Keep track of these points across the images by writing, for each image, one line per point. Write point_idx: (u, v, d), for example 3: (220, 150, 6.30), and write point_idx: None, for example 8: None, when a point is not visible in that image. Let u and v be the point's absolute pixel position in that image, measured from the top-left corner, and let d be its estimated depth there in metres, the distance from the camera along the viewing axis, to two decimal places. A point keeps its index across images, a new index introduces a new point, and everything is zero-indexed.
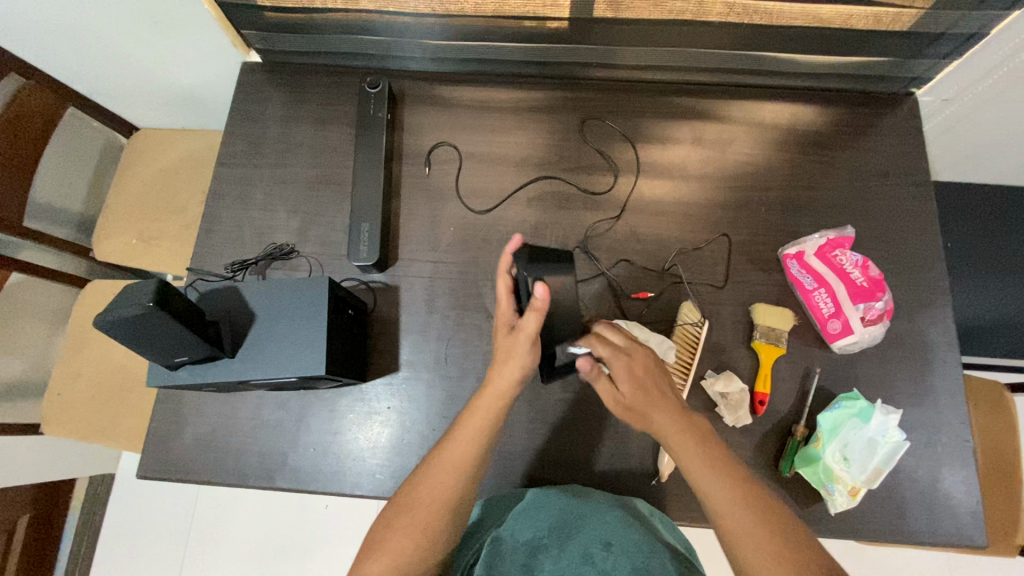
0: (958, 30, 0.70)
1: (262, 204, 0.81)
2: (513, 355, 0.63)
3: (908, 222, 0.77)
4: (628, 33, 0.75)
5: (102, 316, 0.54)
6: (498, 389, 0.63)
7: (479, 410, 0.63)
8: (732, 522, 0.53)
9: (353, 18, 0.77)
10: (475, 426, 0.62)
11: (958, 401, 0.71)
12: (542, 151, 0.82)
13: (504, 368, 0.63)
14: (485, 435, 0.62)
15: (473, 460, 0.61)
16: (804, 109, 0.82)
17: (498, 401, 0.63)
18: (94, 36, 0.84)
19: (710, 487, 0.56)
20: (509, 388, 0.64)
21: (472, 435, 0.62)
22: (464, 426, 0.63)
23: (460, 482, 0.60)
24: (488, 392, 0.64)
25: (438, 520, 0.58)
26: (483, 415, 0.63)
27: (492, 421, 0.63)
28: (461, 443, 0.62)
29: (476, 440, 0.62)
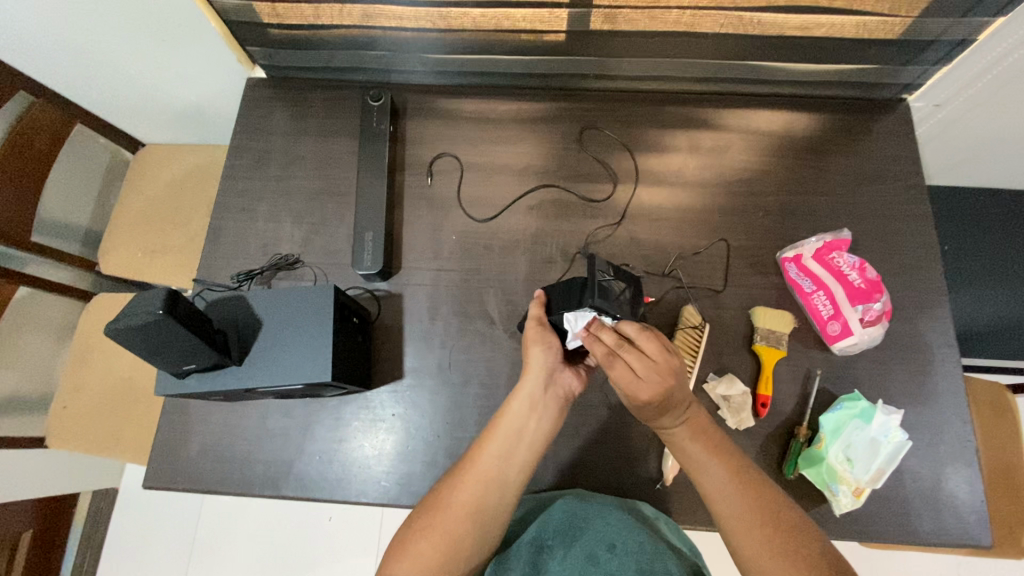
0: (947, 37, 0.71)
1: (267, 215, 0.82)
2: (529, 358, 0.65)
3: (903, 224, 0.79)
4: (626, 44, 0.77)
5: (112, 324, 0.54)
6: (540, 388, 0.64)
7: (511, 415, 0.63)
8: (745, 536, 0.57)
9: (356, 34, 0.79)
10: (511, 428, 0.63)
11: (959, 400, 0.72)
12: (543, 161, 0.83)
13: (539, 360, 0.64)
14: (521, 438, 0.63)
15: (506, 462, 0.62)
16: (799, 115, 0.83)
17: (531, 400, 0.64)
18: (104, 54, 0.87)
19: (727, 506, 0.59)
20: (548, 385, 0.65)
21: (502, 438, 0.62)
22: (493, 432, 0.63)
23: (489, 488, 0.61)
24: (518, 394, 0.64)
25: (466, 525, 0.59)
26: (515, 417, 0.63)
27: (526, 424, 0.63)
28: (492, 446, 0.62)
29: (505, 440, 0.63)
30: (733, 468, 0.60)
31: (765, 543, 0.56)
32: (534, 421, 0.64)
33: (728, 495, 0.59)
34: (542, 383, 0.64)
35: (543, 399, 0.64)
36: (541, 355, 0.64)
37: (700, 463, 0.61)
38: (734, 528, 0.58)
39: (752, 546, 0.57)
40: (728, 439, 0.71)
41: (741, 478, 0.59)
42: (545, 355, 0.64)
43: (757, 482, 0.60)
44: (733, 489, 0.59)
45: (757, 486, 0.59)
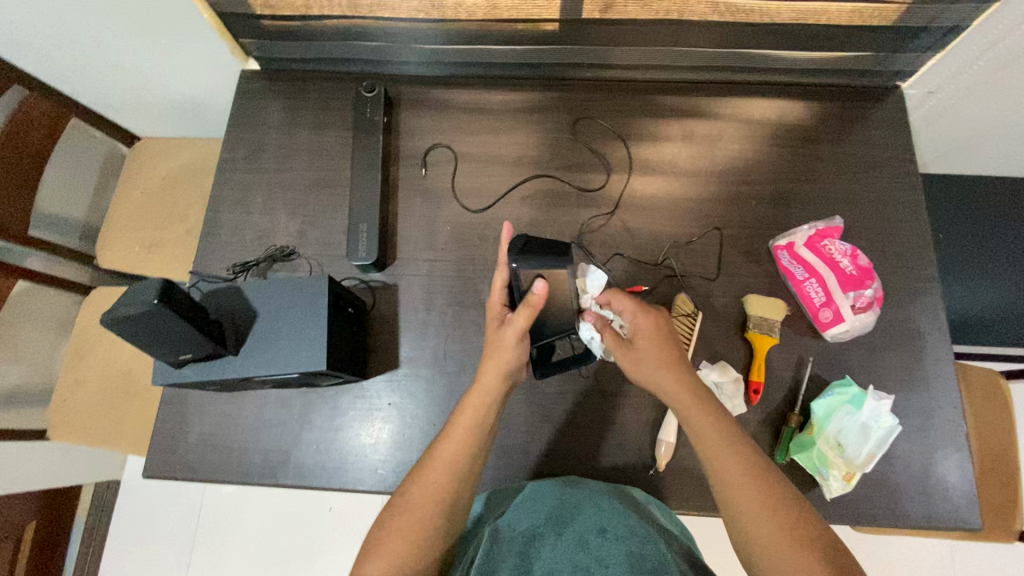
0: (939, 23, 0.71)
1: (262, 207, 0.83)
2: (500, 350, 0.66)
3: (896, 212, 0.79)
4: (619, 33, 0.77)
5: (109, 313, 0.55)
6: (486, 393, 0.65)
7: (468, 413, 0.64)
8: (756, 524, 0.54)
9: (350, 25, 0.79)
10: (468, 426, 0.63)
11: (950, 386, 0.72)
12: (537, 150, 0.84)
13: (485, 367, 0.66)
14: (472, 443, 0.63)
15: (458, 466, 0.62)
16: (792, 104, 0.84)
17: (489, 404, 0.64)
18: (97, 47, 0.87)
19: (739, 494, 0.56)
20: (495, 392, 0.65)
21: (461, 437, 0.63)
22: (443, 437, 0.64)
23: (443, 488, 0.60)
24: (476, 393, 0.65)
25: (426, 526, 0.58)
26: (465, 425, 0.63)
27: (475, 429, 0.63)
28: (441, 452, 0.63)
29: (465, 439, 0.63)
30: (750, 458, 0.57)
31: (778, 532, 0.53)
32: (489, 423, 0.65)
33: (740, 484, 0.56)
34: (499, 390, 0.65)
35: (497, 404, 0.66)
36: (511, 360, 0.65)
37: (715, 449, 0.58)
38: (733, 503, 0.56)
39: (763, 536, 0.54)
40: None
41: (754, 467, 0.57)
42: (499, 360, 0.65)
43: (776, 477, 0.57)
44: (749, 478, 0.56)
45: (773, 477, 0.57)
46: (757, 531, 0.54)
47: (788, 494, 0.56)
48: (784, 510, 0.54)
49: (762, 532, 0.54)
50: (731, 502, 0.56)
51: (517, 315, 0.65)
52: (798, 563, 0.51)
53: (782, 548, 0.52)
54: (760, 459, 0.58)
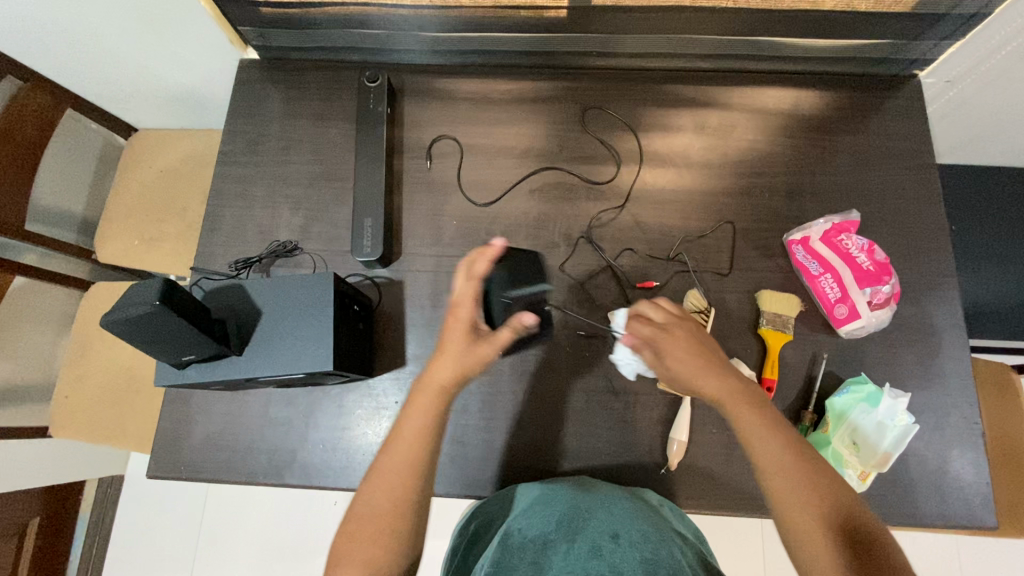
0: (961, 10, 0.69)
1: (264, 201, 0.81)
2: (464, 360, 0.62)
3: (913, 205, 0.77)
4: (629, 20, 0.75)
5: (109, 315, 0.53)
6: (434, 394, 0.61)
7: (415, 412, 0.61)
8: (803, 522, 0.54)
9: (351, 12, 0.76)
10: (417, 425, 0.61)
11: (967, 383, 0.71)
12: (544, 142, 0.81)
13: (434, 369, 0.62)
14: (427, 441, 0.60)
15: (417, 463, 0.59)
16: (807, 93, 0.81)
17: (438, 403, 0.61)
18: (90, 37, 0.84)
19: (785, 493, 0.55)
20: (444, 394, 0.62)
21: (412, 437, 0.60)
22: (397, 435, 0.61)
23: (407, 485, 0.58)
24: (426, 392, 0.62)
25: (398, 522, 0.57)
26: (418, 422, 0.61)
27: (427, 425, 0.60)
28: (395, 449, 0.60)
29: (416, 438, 0.60)
30: (798, 457, 0.56)
31: (819, 532, 0.53)
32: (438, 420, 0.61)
33: (786, 485, 0.55)
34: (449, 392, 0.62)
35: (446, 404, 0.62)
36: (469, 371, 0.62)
37: (764, 448, 0.57)
38: (781, 498, 0.55)
39: (803, 535, 0.53)
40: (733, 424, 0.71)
41: (801, 467, 0.55)
42: (456, 367, 0.62)
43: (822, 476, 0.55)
44: (798, 476, 0.55)
45: (820, 479, 0.55)
46: (804, 528, 0.54)
47: (831, 495, 0.54)
48: (827, 513, 0.53)
49: (806, 528, 0.54)
50: (779, 497, 0.55)
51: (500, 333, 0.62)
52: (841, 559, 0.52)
53: (822, 548, 0.52)
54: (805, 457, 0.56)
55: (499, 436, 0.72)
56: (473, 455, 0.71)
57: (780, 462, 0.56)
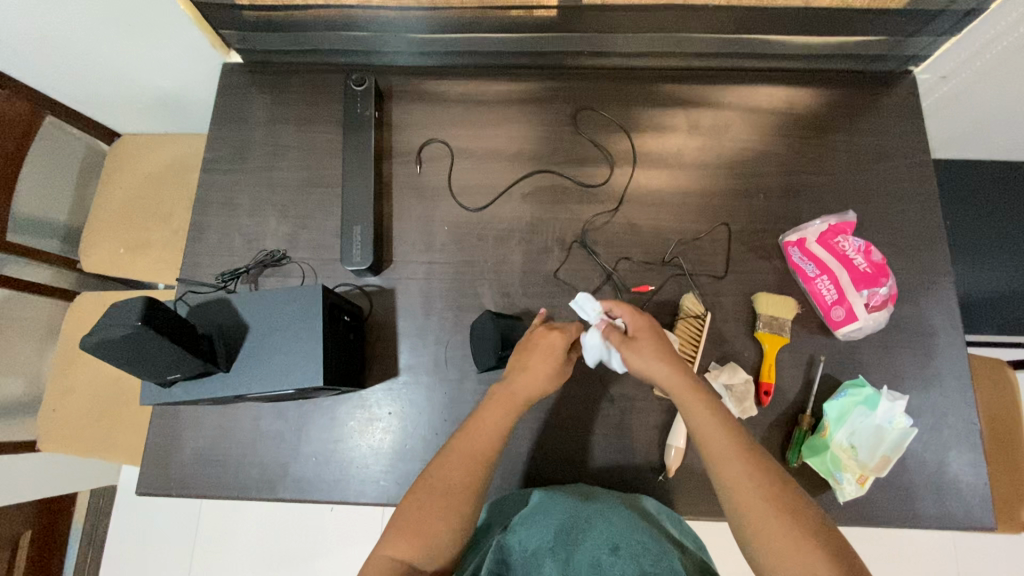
0: (956, 7, 0.68)
1: (250, 210, 0.79)
2: (544, 365, 0.63)
3: (909, 204, 0.76)
4: (621, 20, 0.73)
5: (90, 338, 0.52)
6: (509, 402, 0.62)
7: (487, 415, 0.61)
8: (756, 515, 0.52)
9: (335, 14, 0.74)
10: (493, 422, 0.61)
11: (964, 383, 0.71)
12: (536, 145, 0.80)
13: (520, 379, 0.62)
14: (496, 442, 0.60)
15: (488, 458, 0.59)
16: (801, 92, 0.80)
17: (511, 408, 0.61)
18: (67, 43, 0.82)
19: (735, 476, 0.54)
20: (519, 407, 0.62)
21: (483, 435, 0.60)
22: (472, 431, 0.60)
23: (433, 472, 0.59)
24: (503, 395, 0.62)
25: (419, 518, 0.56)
26: (495, 421, 0.61)
27: (502, 427, 0.61)
28: (468, 441, 0.60)
29: (487, 440, 0.60)
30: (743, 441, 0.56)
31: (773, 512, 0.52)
32: (509, 421, 0.61)
33: (737, 469, 0.55)
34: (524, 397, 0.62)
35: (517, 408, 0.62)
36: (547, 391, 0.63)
37: (713, 434, 0.57)
38: (732, 490, 0.54)
39: (754, 513, 0.53)
40: None
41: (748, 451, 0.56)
42: (542, 376, 0.62)
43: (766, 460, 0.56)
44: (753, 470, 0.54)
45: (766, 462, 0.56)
46: (756, 518, 0.52)
47: (782, 482, 0.54)
48: (781, 498, 0.53)
49: (761, 521, 0.52)
50: (730, 489, 0.55)
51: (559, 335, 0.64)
52: (796, 553, 0.50)
53: (778, 532, 0.51)
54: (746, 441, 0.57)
55: None
56: None
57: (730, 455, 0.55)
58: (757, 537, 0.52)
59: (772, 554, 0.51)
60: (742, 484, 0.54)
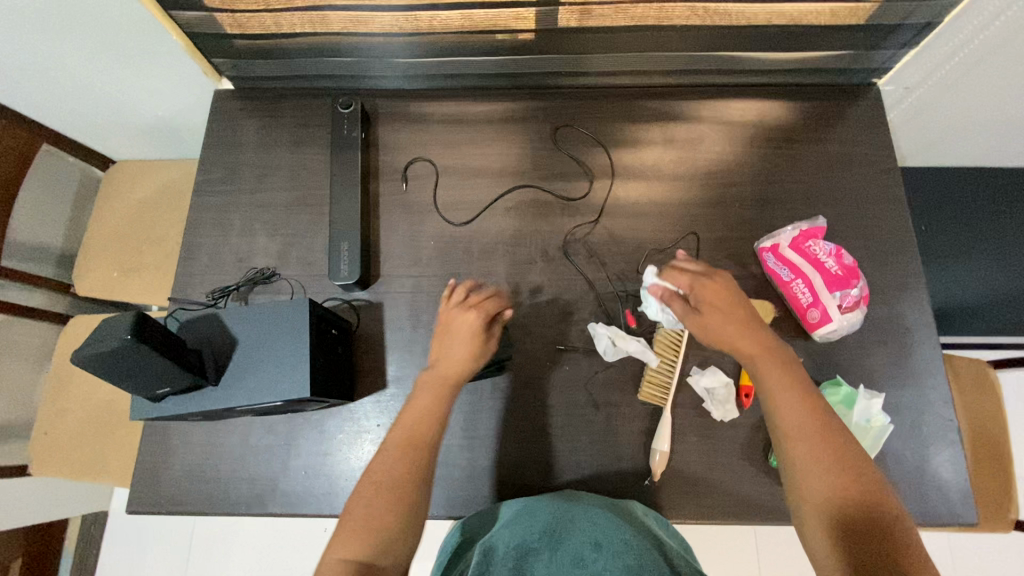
0: (912, 21, 0.72)
1: (241, 229, 0.81)
2: (461, 348, 0.65)
3: (879, 209, 0.79)
4: (595, 41, 0.77)
5: (80, 351, 0.54)
6: (437, 384, 0.64)
7: (417, 401, 0.64)
8: (815, 470, 0.54)
9: (322, 41, 0.77)
10: (422, 408, 0.63)
11: (940, 381, 0.72)
12: (518, 161, 0.83)
13: (442, 362, 0.65)
14: (427, 425, 0.63)
15: (426, 441, 0.62)
16: (772, 105, 0.84)
17: (438, 389, 0.64)
18: (63, 73, 0.85)
19: (802, 450, 0.56)
20: (448, 386, 0.64)
21: (412, 421, 0.63)
22: (406, 418, 0.64)
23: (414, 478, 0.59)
24: (431, 378, 0.65)
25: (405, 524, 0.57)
26: (425, 406, 0.63)
27: (431, 413, 0.63)
28: (402, 428, 0.63)
29: (418, 427, 0.62)
30: (822, 420, 0.56)
31: (832, 489, 0.53)
32: (437, 405, 0.64)
33: (806, 444, 0.55)
34: (449, 378, 0.65)
35: (445, 390, 0.64)
36: (472, 368, 0.65)
37: (790, 409, 0.57)
38: (795, 446, 0.56)
39: (815, 468, 0.54)
40: (714, 434, 0.71)
41: (824, 431, 0.56)
42: (461, 357, 0.65)
43: (842, 431, 0.56)
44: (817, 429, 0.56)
45: (846, 446, 0.55)
46: (817, 472, 0.54)
47: (846, 440, 0.56)
48: (843, 454, 0.55)
49: (819, 475, 0.54)
50: (792, 444, 0.56)
51: (465, 320, 0.65)
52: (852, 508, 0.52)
53: (835, 487, 0.53)
54: (830, 423, 0.56)
55: (483, 455, 0.71)
56: (457, 476, 0.71)
57: (796, 413, 0.57)
58: (814, 490, 0.54)
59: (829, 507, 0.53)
60: (807, 442, 0.56)
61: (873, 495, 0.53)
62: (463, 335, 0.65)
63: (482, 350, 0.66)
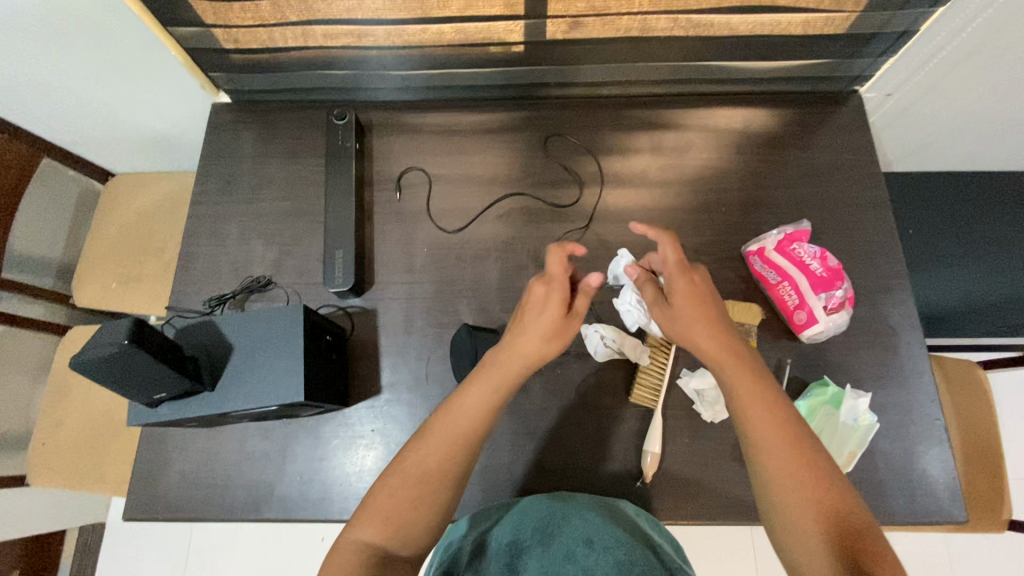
0: (890, 29, 0.74)
1: (237, 239, 0.83)
2: (537, 326, 0.62)
3: (862, 212, 0.81)
4: (583, 52, 0.79)
5: (78, 356, 0.55)
6: (506, 366, 0.61)
7: (475, 389, 0.61)
8: (774, 467, 0.55)
9: (317, 55, 0.80)
10: (477, 400, 0.60)
11: (927, 380, 0.73)
12: (509, 170, 0.85)
13: (513, 342, 0.62)
14: (480, 423, 0.60)
15: (465, 441, 0.59)
16: (756, 112, 0.86)
17: (505, 371, 0.61)
18: (64, 87, 0.87)
19: (765, 449, 0.56)
20: (519, 367, 0.61)
21: (467, 414, 0.60)
22: (450, 412, 0.60)
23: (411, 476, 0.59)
24: (500, 360, 0.62)
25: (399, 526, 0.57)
26: (479, 394, 0.60)
27: (482, 414, 0.60)
28: (449, 425, 0.59)
29: (469, 423, 0.59)
30: (783, 420, 0.57)
31: (799, 488, 0.54)
32: (491, 398, 0.60)
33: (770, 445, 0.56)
34: (524, 358, 0.62)
35: (517, 369, 0.61)
36: (545, 347, 0.62)
37: (752, 405, 0.58)
38: (756, 442, 0.57)
39: (774, 465, 0.55)
40: (704, 435, 0.72)
41: (787, 432, 0.57)
42: (534, 336, 0.62)
43: (802, 432, 0.57)
44: (777, 427, 0.57)
45: (807, 444, 0.56)
46: (777, 470, 0.55)
47: (806, 440, 0.57)
48: (802, 454, 0.56)
49: (778, 473, 0.55)
50: (752, 440, 0.57)
51: (539, 295, 0.63)
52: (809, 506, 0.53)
53: (792, 484, 0.54)
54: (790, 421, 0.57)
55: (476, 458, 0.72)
56: None
57: (756, 411, 0.58)
58: (774, 487, 0.55)
59: (786, 503, 0.54)
60: (767, 439, 0.56)
61: (837, 493, 0.53)
62: (540, 312, 0.63)
63: (556, 327, 0.62)
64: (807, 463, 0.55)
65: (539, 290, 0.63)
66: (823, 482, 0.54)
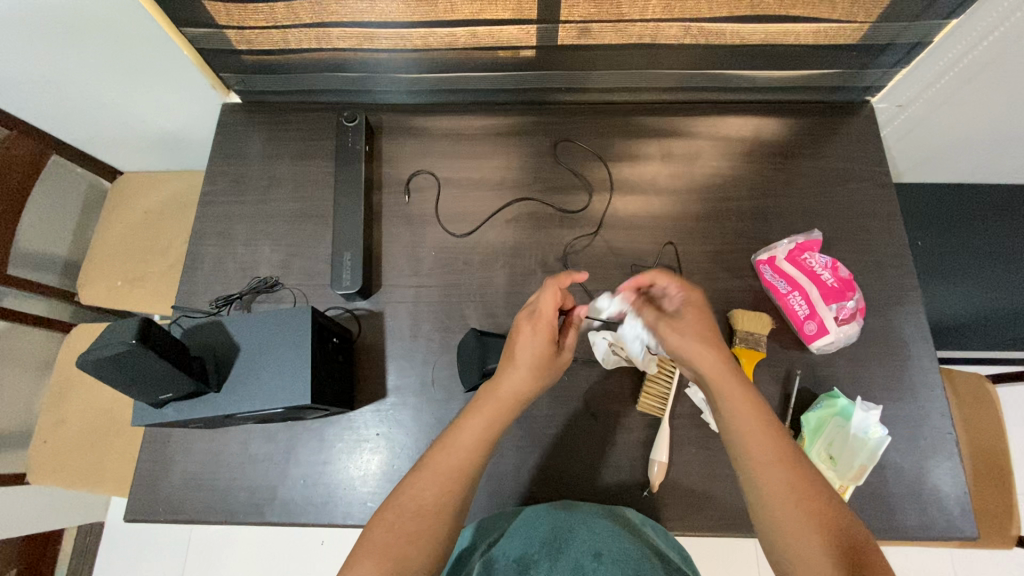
0: (902, 41, 0.74)
1: (244, 239, 0.82)
2: (529, 365, 0.61)
3: (873, 222, 0.80)
4: (594, 58, 0.79)
5: (85, 355, 0.54)
6: (498, 404, 0.61)
7: (469, 425, 0.60)
8: (780, 505, 0.53)
9: (328, 58, 0.80)
10: (474, 432, 0.60)
11: (937, 393, 0.73)
12: (518, 174, 0.84)
13: (504, 380, 0.61)
14: (478, 455, 0.59)
15: (465, 456, 0.59)
16: (767, 121, 0.85)
17: (496, 408, 0.61)
18: (76, 86, 0.87)
19: (770, 488, 0.54)
20: (513, 404, 0.61)
21: (461, 448, 0.59)
22: (448, 441, 0.60)
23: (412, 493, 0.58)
24: (490, 396, 0.61)
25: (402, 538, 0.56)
26: (473, 428, 0.60)
27: (481, 440, 0.59)
28: (448, 452, 0.59)
29: (468, 452, 0.59)
30: (788, 456, 0.55)
31: (803, 526, 0.52)
32: (487, 430, 0.60)
33: (772, 466, 0.54)
34: (514, 396, 0.61)
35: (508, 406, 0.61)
36: (534, 387, 0.62)
37: (755, 440, 0.56)
38: (760, 479, 0.55)
39: (778, 505, 0.53)
40: (712, 445, 0.71)
41: (792, 468, 0.54)
42: (525, 374, 0.61)
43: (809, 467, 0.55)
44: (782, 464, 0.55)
45: (812, 482, 0.54)
46: (781, 510, 0.53)
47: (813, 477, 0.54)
48: (808, 492, 0.53)
49: (784, 512, 0.53)
50: (756, 478, 0.55)
51: (525, 335, 0.62)
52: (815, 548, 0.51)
53: (798, 525, 0.52)
54: (791, 443, 0.56)
55: None
56: None
57: (762, 447, 0.55)
58: (779, 526, 0.53)
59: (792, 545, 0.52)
60: (773, 477, 0.54)
61: (846, 532, 0.51)
62: (528, 352, 0.61)
63: (546, 366, 0.62)
64: (815, 502, 0.53)
65: (524, 335, 0.62)
66: (829, 521, 0.52)
